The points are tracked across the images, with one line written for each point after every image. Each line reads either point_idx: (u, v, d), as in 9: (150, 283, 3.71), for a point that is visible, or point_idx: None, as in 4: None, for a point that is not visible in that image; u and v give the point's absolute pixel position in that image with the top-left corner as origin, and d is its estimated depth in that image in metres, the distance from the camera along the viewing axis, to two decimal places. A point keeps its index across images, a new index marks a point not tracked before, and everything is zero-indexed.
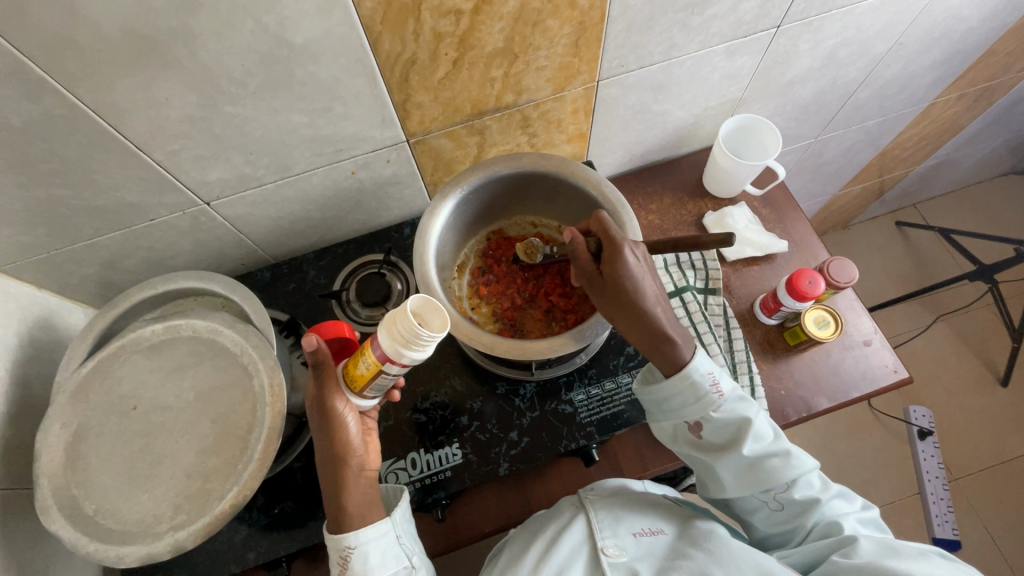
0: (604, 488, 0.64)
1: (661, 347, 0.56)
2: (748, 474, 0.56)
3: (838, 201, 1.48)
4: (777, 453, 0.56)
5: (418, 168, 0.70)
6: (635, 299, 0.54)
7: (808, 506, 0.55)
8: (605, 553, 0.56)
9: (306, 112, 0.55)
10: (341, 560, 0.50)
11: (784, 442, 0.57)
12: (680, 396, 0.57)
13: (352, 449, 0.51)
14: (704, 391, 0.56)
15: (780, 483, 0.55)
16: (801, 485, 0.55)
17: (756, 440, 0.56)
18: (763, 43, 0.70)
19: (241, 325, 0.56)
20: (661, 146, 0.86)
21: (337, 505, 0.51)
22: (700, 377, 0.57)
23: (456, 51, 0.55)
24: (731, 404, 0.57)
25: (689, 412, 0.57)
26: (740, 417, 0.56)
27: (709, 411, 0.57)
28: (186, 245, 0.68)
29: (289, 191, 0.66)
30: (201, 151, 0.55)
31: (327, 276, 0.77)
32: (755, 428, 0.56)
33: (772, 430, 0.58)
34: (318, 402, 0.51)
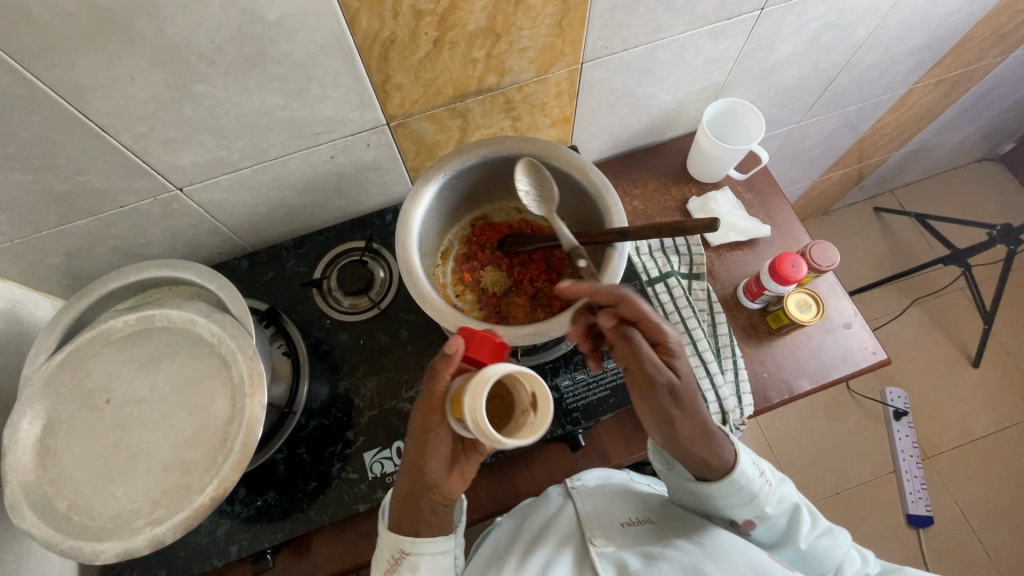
0: (590, 479, 0.67)
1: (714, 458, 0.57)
2: (806, 561, 0.60)
3: (819, 187, 1.49)
4: (823, 533, 0.61)
5: (399, 152, 0.68)
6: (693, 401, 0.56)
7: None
8: (593, 544, 0.56)
9: (281, 92, 0.53)
10: (392, 558, 0.51)
11: (825, 522, 0.62)
12: (730, 496, 0.58)
13: (428, 472, 0.51)
14: (758, 487, 0.58)
15: (835, 566, 0.59)
16: (852, 566, 0.60)
17: (807, 527, 0.60)
18: (747, 26, 0.70)
19: (217, 315, 0.54)
20: (645, 131, 0.85)
21: (403, 504, 0.53)
22: (749, 471, 0.58)
23: (437, 30, 0.53)
24: (778, 495, 0.60)
25: (744, 511, 0.59)
26: (790, 505, 0.60)
27: (765, 505, 0.59)
28: (158, 233, 0.66)
29: (265, 176, 0.64)
30: (171, 133, 0.53)
31: (307, 264, 0.75)
32: (802, 516, 0.60)
33: (812, 512, 0.62)
34: (422, 409, 0.51)
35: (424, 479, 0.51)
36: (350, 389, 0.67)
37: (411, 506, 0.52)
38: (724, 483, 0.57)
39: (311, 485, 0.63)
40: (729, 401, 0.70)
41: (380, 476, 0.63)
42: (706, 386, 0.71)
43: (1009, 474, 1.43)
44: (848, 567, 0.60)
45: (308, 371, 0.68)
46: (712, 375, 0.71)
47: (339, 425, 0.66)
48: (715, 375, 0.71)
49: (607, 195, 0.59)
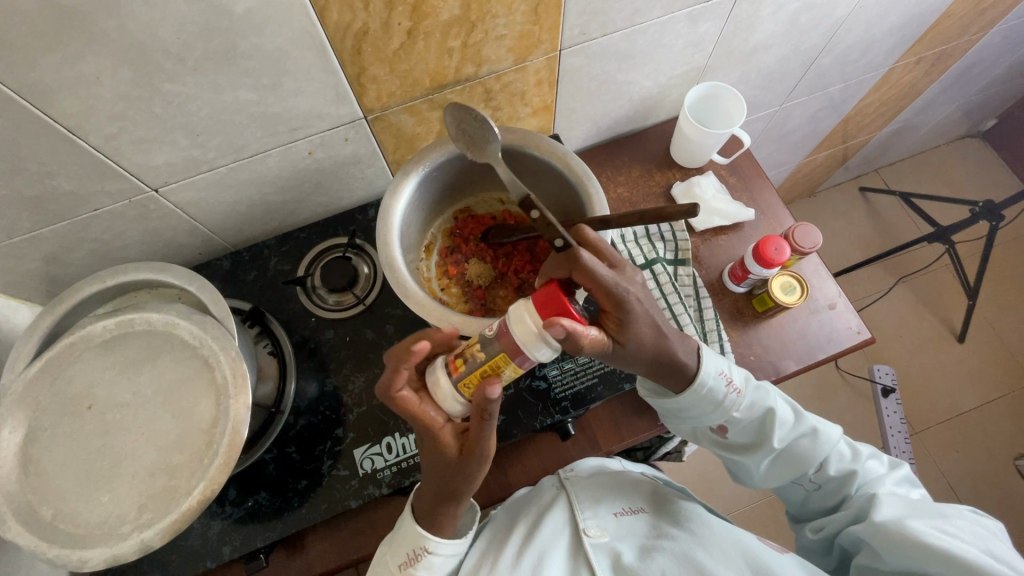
0: (583, 466, 0.67)
1: (675, 370, 0.56)
2: (784, 462, 0.61)
3: (804, 168, 1.50)
4: (805, 434, 0.60)
5: (378, 146, 0.67)
6: (664, 335, 0.54)
7: (844, 482, 0.60)
8: (587, 534, 0.58)
9: (253, 88, 0.52)
10: (409, 552, 0.52)
11: (809, 421, 0.61)
12: (698, 404, 0.58)
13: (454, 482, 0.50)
14: (725, 394, 0.58)
15: (814, 462, 0.60)
16: (834, 462, 0.60)
17: (784, 429, 0.60)
18: (726, 7, 0.69)
19: (198, 317, 0.54)
20: (628, 117, 0.85)
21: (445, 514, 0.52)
22: (715, 381, 0.58)
23: (410, 20, 0.52)
24: (751, 399, 0.59)
25: (710, 417, 0.59)
26: (763, 409, 0.59)
27: (734, 410, 0.59)
28: (136, 235, 0.64)
29: (242, 174, 0.63)
30: (143, 133, 0.52)
31: (289, 262, 0.73)
32: (778, 416, 0.59)
33: (794, 411, 0.61)
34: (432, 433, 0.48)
35: (459, 489, 0.51)
36: (339, 385, 0.67)
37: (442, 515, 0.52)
38: (693, 394, 0.57)
39: (302, 483, 0.63)
40: None
41: (370, 472, 0.63)
42: None
43: (994, 447, 1.46)
44: (830, 463, 0.60)
45: (294, 369, 0.68)
46: None
47: (328, 423, 0.65)
48: None
49: (588, 182, 0.58)
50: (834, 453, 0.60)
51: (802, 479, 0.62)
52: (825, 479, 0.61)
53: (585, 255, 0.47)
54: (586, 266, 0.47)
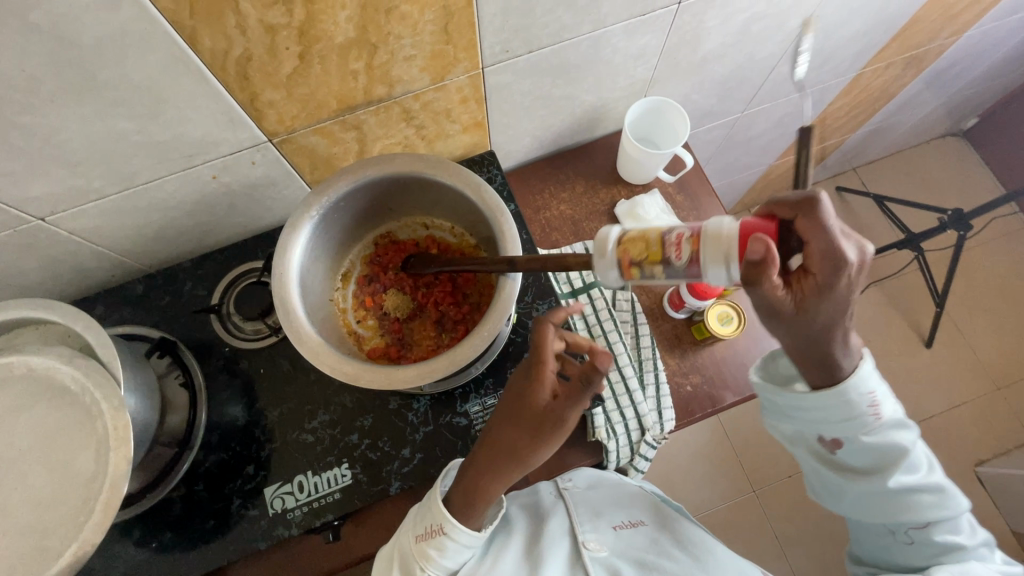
0: (580, 479, 0.68)
1: (836, 355, 0.49)
2: (887, 505, 0.55)
3: (777, 170, 1.46)
4: (929, 489, 0.54)
5: (292, 167, 0.63)
6: (835, 322, 0.46)
7: (937, 552, 0.53)
8: (586, 547, 0.58)
9: (128, 117, 0.48)
10: (427, 528, 0.50)
11: (936, 477, 0.55)
12: (828, 410, 0.51)
13: (505, 455, 0.49)
14: (865, 409, 0.51)
15: (922, 520, 0.53)
16: (940, 529, 0.53)
17: (905, 471, 0.54)
18: (666, 21, 0.65)
19: (81, 360, 0.51)
20: (572, 131, 0.80)
21: (470, 480, 0.50)
22: (860, 396, 0.50)
23: (299, 44, 0.48)
24: (887, 429, 0.53)
25: (830, 427, 0.52)
26: (896, 444, 0.53)
27: (864, 431, 0.52)
28: (30, 264, 0.61)
29: (140, 200, 0.59)
30: (8, 166, 0.48)
31: (206, 287, 0.70)
32: (909, 459, 0.54)
33: (927, 462, 0.56)
34: (516, 386, 0.51)
35: (511, 458, 0.49)
36: (253, 418, 0.65)
37: (482, 488, 0.50)
38: (829, 393, 0.50)
39: (209, 523, 0.61)
40: (650, 417, 0.69)
41: (280, 512, 0.61)
42: (624, 403, 0.69)
43: (956, 453, 1.46)
44: (938, 527, 0.53)
45: (206, 399, 0.65)
46: (632, 391, 0.70)
47: (240, 459, 0.63)
48: (635, 392, 0.70)
49: (502, 217, 0.54)
50: (947, 518, 0.54)
51: (895, 531, 0.55)
52: (920, 542, 0.54)
53: (823, 198, 0.42)
54: (820, 215, 0.42)
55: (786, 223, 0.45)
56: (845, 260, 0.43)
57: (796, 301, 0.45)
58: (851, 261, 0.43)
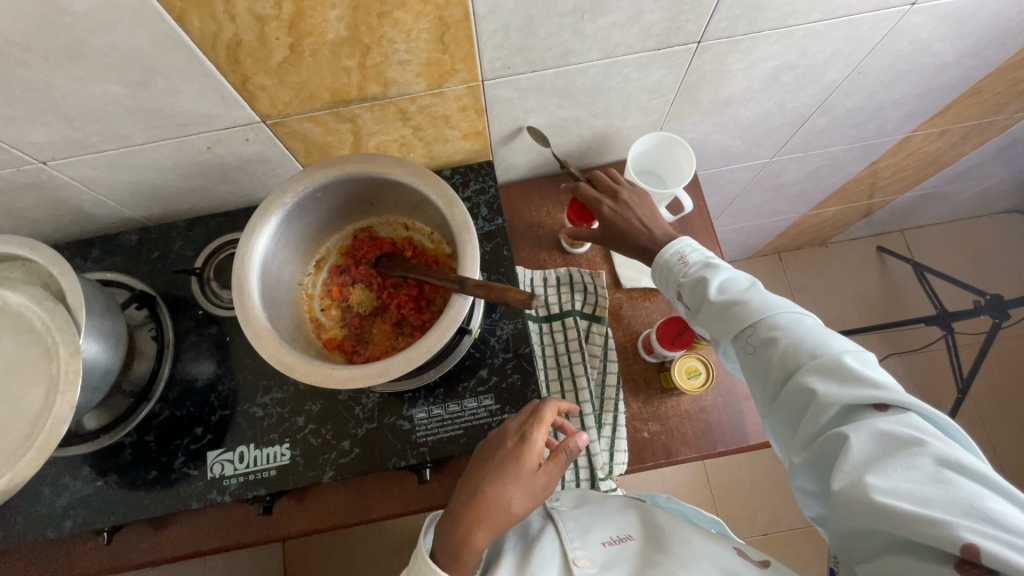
0: (567, 501, 0.61)
1: (645, 245, 0.63)
2: (727, 329, 0.52)
3: (810, 219, 1.39)
4: (757, 302, 0.52)
5: (286, 149, 0.65)
6: (624, 220, 0.64)
7: (798, 370, 0.45)
8: (575, 564, 0.50)
9: (121, 82, 0.50)
10: None
11: (765, 295, 0.53)
12: (666, 276, 0.61)
13: (500, 508, 0.50)
14: (674, 267, 0.60)
15: (757, 330, 0.50)
16: (791, 346, 0.47)
17: (728, 288, 0.54)
18: (683, 58, 0.62)
19: (50, 303, 0.54)
20: (579, 152, 0.79)
21: (461, 538, 0.48)
22: (670, 256, 0.60)
23: (289, 36, 0.48)
24: (698, 269, 0.58)
25: (671, 290, 0.61)
26: (703, 276, 0.56)
27: (680, 278, 0.59)
28: (34, 201, 0.65)
29: (136, 159, 0.61)
30: (9, 112, 0.51)
31: (193, 249, 0.73)
32: (721, 282, 0.55)
33: (753, 284, 0.54)
34: (507, 449, 0.53)
35: (503, 502, 0.50)
36: (211, 382, 0.67)
37: (470, 542, 0.47)
38: (657, 266, 0.62)
39: (152, 474, 0.64)
40: (600, 458, 0.68)
41: (218, 477, 0.63)
42: None
43: None
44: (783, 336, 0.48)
45: (173, 355, 0.68)
46: (586, 428, 0.69)
47: (191, 418, 0.66)
48: (590, 430, 0.69)
49: (468, 235, 0.54)
50: (787, 327, 0.48)
51: (776, 390, 0.48)
52: (786, 394, 0.46)
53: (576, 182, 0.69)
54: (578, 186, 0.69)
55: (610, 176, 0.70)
56: (613, 185, 0.68)
57: (593, 206, 0.66)
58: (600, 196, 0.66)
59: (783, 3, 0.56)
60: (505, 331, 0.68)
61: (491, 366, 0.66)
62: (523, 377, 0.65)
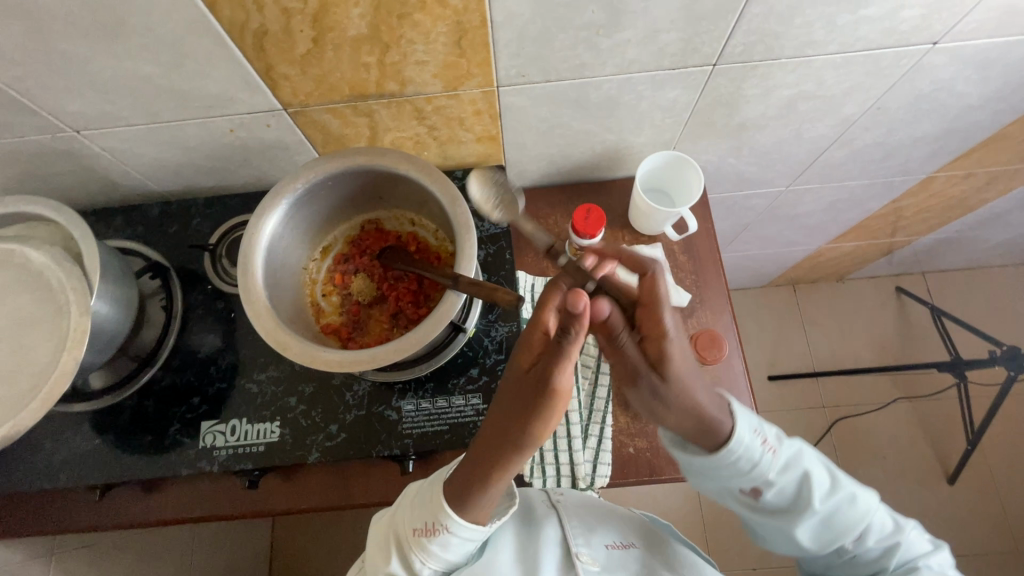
0: (570, 497, 0.67)
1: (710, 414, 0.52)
2: (823, 529, 0.55)
3: (828, 253, 1.37)
4: (842, 498, 0.55)
5: (305, 138, 0.67)
6: (687, 381, 0.51)
7: (894, 554, 0.55)
8: (579, 558, 0.57)
9: (153, 62, 0.53)
10: (426, 523, 0.51)
11: (847, 485, 0.56)
12: (730, 468, 0.54)
13: (541, 441, 0.50)
14: (758, 455, 0.54)
15: (854, 533, 0.55)
16: (875, 532, 0.55)
17: (820, 490, 0.55)
18: (698, 80, 0.63)
19: (68, 263, 0.57)
20: (591, 165, 0.80)
21: (484, 471, 0.50)
22: (750, 441, 0.53)
23: (313, 29, 0.51)
24: (786, 457, 0.55)
25: (744, 480, 0.54)
26: (799, 471, 0.55)
27: (767, 471, 0.54)
28: (66, 166, 0.69)
29: (163, 136, 0.64)
30: (49, 81, 0.54)
31: (210, 226, 0.75)
32: (812, 475, 0.55)
33: (833, 474, 0.56)
34: (531, 380, 0.48)
35: (523, 438, 0.49)
36: (212, 355, 0.70)
37: (486, 475, 0.50)
38: (721, 455, 0.53)
39: (147, 438, 0.66)
40: (583, 467, 0.68)
41: (209, 447, 0.65)
42: (561, 447, 0.69)
43: None
44: (867, 535, 0.55)
45: (180, 326, 0.71)
46: (571, 437, 0.69)
47: (189, 388, 0.68)
48: (574, 439, 0.69)
49: (467, 234, 0.55)
50: (857, 515, 0.55)
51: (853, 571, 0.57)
52: (862, 567, 0.56)
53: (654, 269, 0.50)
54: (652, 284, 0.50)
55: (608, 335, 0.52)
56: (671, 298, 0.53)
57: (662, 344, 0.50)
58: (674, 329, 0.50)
59: (800, 33, 0.57)
60: (500, 333, 0.69)
61: (482, 366, 0.67)
62: None
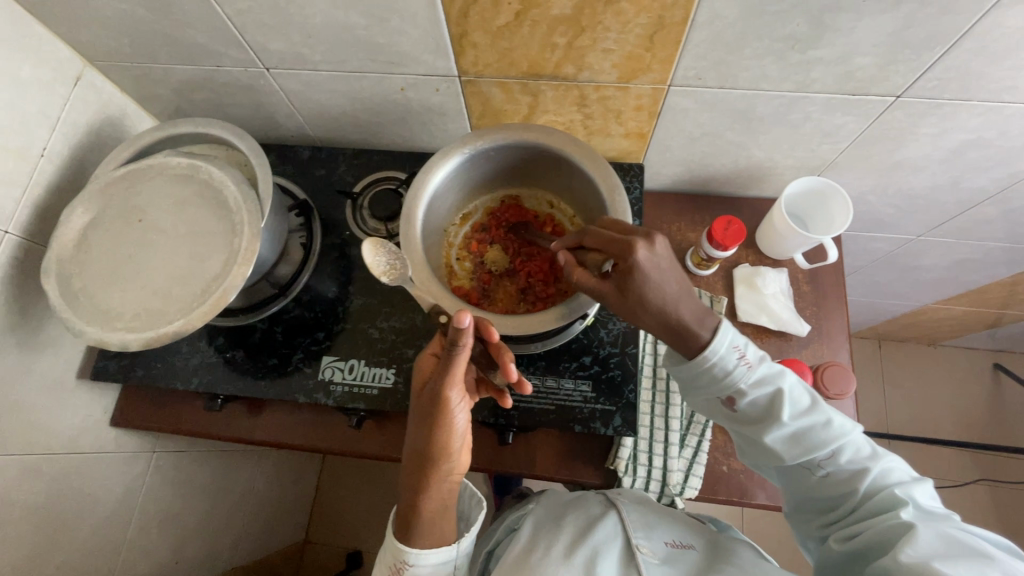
0: (629, 495, 0.67)
1: (681, 320, 0.51)
2: (796, 443, 0.53)
3: (930, 313, 1.30)
4: (815, 419, 0.53)
5: (465, 107, 0.70)
6: (654, 281, 0.48)
7: (886, 487, 0.52)
8: (640, 550, 0.58)
9: (362, 14, 0.56)
10: (394, 564, 0.56)
11: (823, 409, 0.54)
12: (702, 376, 0.53)
13: (452, 448, 0.57)
14: (732, 366, 0.52)
15: (829, 450, 0.53)
16: (848, 451, 0.53)
17: (794, 407, 0.53)
18: (874, 109, 0.61)
19: (245, 187, 0.61)
20: (728, 178, 0.79)
21: (418, 496, 0.56)
22: (724, 354, 0.52)
23: (520, 4, 0.53)
24: (762, 374, 0.53)
25: (719, 389, 0.54)
26: (773, 387, 0.53)
27: (739, 384, 0.53)
28: (244, 99, 0.74)
29: (339, 84, 0.68)
30: (265, 19, 0.59)
31: (353, 176, 0.80)
32: (790, 392, 0.53)
33: (810, 398, 0.54)
34: (425, 404, 0.56)
35: (442, 453, 0.56)
36: (340, 296, 0.74)
37: (420, 500, 0.56)
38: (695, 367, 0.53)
39: (272, 361, 0.71)
40: (675, 474, 0.68)
41: (326, 381, 0.69)
42: (656, 450, 0.69)
43: None
44: (842, 454, 0.53)
45: (314, 263, 0.75)
46: (668, 443, 0.69)
47: (315, 323, 0.72)
48: (671, 446, 0.69)
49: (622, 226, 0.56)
50: (837, 436, 0.53)
51: (846, 505, 0.54)
52: (861, 502, 0.53)
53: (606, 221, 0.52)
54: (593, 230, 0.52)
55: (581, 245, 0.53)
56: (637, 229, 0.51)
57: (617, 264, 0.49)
58: (637, 245, 0.48)
59: (1004, 76, 0.54)
60: (618, 326, 0.69)
61: (595, 356, 0.68)
62: (624, 375, 0.67)
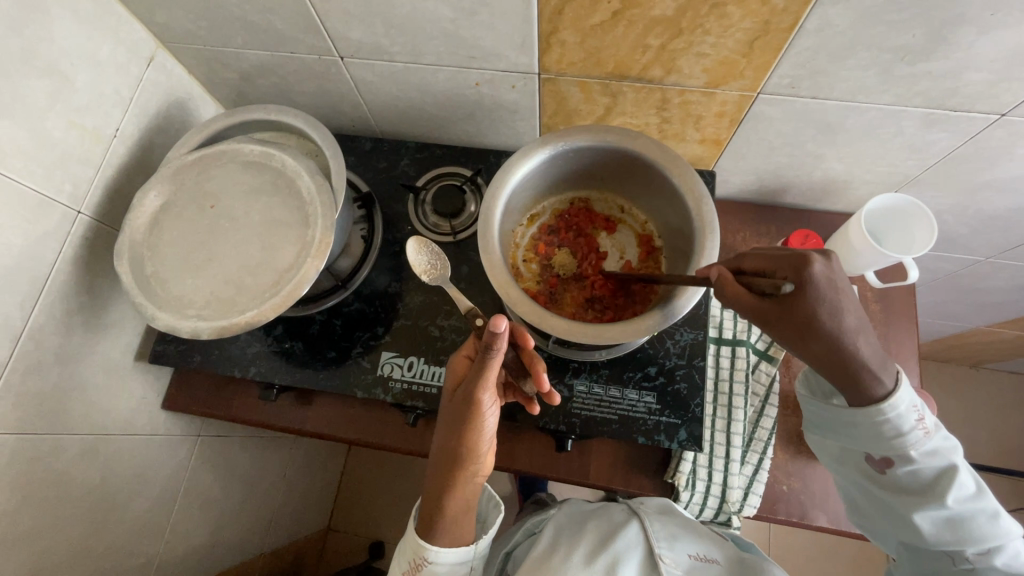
0: (653, 506, 0.68)
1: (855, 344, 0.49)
2: (949, 521, 0.53)
3: (979, 336, 1.27)
4: (976, 504, 0.52)
5: (539, 105, 0.68)
6: (830, 297, 0.47)
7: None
8: (662, 560, 0.59)
9: (452, 7, 0.55)
10: (412, 560, 0.57)
11: (989, 497, 0.53)
12: (864, 418, 0.53)
13: (480, 450, 0.56)
14: (901, 423, 0.52)
15: (976, 536, 0.52)
16: (999, 545, 0.52)
17: (959, 486, 0.53)
18: (973, 127, 0.59)
19: (319, 178, 0.60)
20: (799, 190, 0.77)
21: (442, 496, 0.56)
22: (894, 407, 0.52)
23: (620, 2, 0.51)
24: (931, 442, 0.53)
25: (879, 446, 0.55)
26: (942, 461, 0.53)
27: (899, 438, 0.53)
28: (311, 87, 0.73)
29: (412, 77, 0.67)
30: (350, 7, 0.57)
31: (415, 170, 0.78)
32: (963, 474, 0.52)
33: (977, 485, 0.54)
34: (456, 406, 0.55)
35: (470, 456, 0.55)
36: (399, 291, 0.73)
37: (444, 499, 0.56)
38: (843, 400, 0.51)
39: (331, 354, 0.70)
40: (734, 492, 0.66)
41: (385, 377, 0.68)
42: (716, 466, 0.67)
43: None
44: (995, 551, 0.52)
45: (374, 257, 0.74)
46: (729, 460, 0.67)
47: (375, 318, 0.72)
48: (732, 462, 0.67)
49: (709, 237, 0.55)
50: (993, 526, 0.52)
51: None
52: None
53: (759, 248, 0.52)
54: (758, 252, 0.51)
55: (741, 271, 0.52)
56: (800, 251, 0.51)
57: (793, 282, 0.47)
58: (817, 262, 0.47)
59: None
60: (685, 338, 0.68)
61: (661, 366, 0.66)
62: (690, 388, 0.65)
